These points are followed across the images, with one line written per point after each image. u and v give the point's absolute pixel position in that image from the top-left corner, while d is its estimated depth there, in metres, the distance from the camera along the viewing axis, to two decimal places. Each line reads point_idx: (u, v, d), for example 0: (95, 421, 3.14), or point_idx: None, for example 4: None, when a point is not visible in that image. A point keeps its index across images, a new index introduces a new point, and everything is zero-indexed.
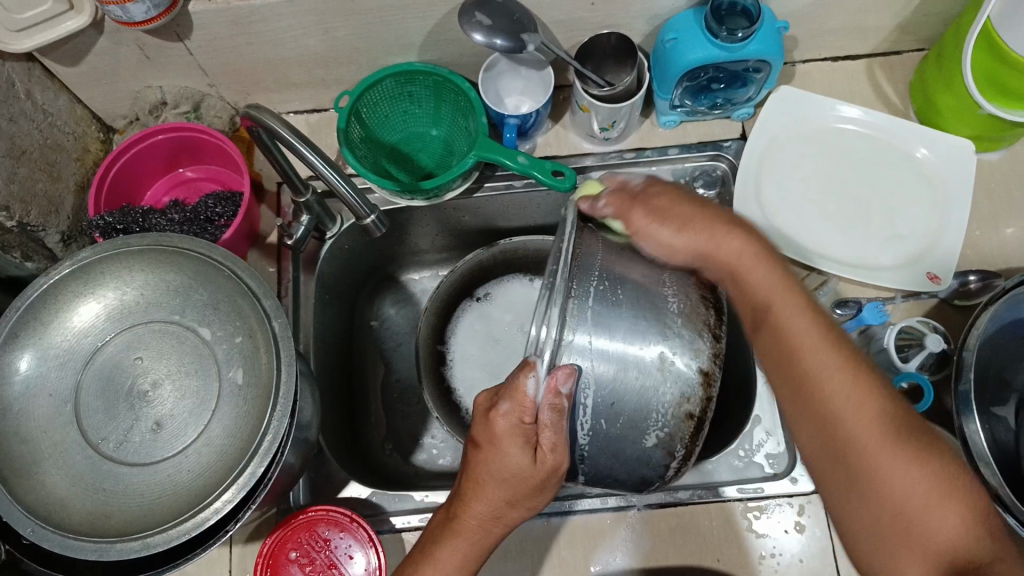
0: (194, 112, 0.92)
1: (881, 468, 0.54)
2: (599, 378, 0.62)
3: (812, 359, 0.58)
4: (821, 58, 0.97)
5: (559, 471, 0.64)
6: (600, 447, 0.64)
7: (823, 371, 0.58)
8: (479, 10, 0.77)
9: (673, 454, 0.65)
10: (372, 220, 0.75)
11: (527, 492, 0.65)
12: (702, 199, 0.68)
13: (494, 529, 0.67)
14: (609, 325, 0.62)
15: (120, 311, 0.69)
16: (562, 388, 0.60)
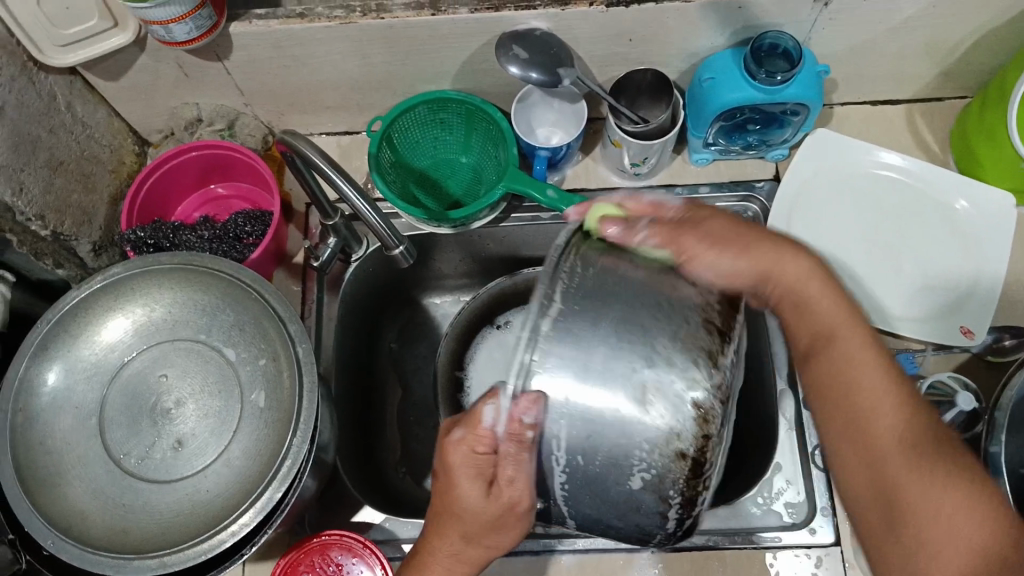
0: (228, 130, 0.94)
1: (924, 520, 0.54)
2: (577, 395, 0.51)
3: (885, 413, 0.57)
4: (859, 102, 0.95)
5: (518, 510, 0.59)
6: (578, 490, 0.55)
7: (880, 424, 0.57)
8: (516, 43, 0.78)
9: (668, 501, 0.54)
10: (400, 251, 0.75)
11: (488, 530, 0.62)
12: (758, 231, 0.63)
13: (460, 566, 0.63)
14: (588, 347, 0.52)
15: (147, 327, 0.70)
16: (527, 418, 0.51)
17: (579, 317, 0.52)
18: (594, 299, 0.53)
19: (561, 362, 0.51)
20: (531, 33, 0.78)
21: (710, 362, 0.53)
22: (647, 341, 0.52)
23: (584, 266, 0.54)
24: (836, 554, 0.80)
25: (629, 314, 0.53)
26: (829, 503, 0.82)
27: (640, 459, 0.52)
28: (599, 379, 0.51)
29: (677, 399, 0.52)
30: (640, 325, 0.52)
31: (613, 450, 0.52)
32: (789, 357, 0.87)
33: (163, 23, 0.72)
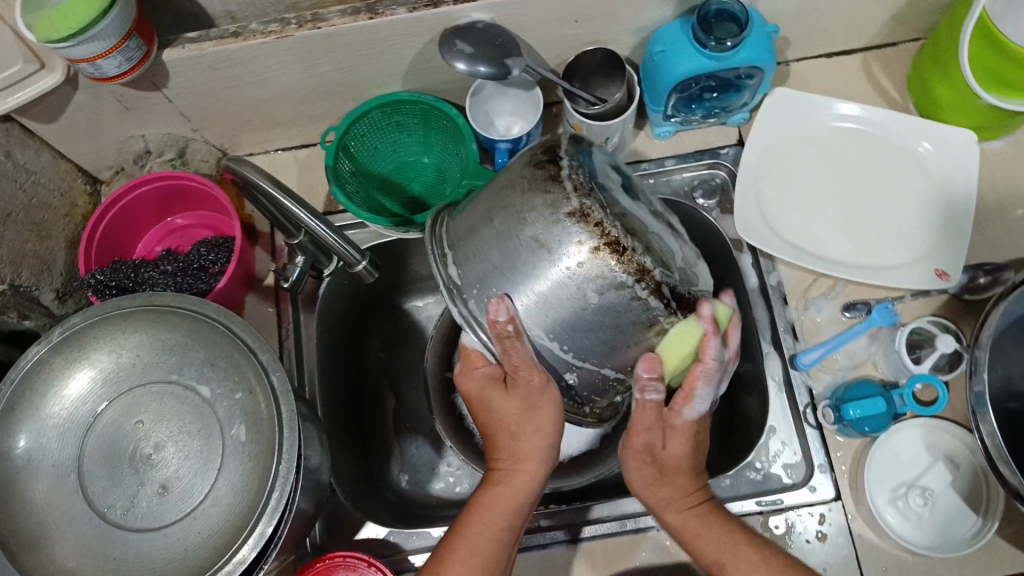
0: (179, 158, 0.91)
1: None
2: (507, 276, 0.56)
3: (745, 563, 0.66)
4: (815, 55, 0.95)
5: (545, 393, 0.62)
6: (577, 336, 0.56)
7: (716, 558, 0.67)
8: (459, 38, 0.76)
9: (626, 287, 0.53)
10: (363, 266, 0.74)
11: (528, 417, 0.65)
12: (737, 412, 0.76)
13: (527, 465, 0.68)
14: (483, 251, 0.57)
15: (116, 374, 0.68)
16: (505, 315, 0.55)
17: (477, 239, 0.58)
18: (493, 218, 0.57)
19: (488, 276, 0.57)
20: (473, 26, 0.76)
21: (567, 192, 0.53)
22: (507, 203, 0.57)
23: (467, 215, 0.60)
24: (837, 509, 0.81)
25: (499, 208, 0.57)
26: (826, 460, 0.82)
27: (580, 282, 0.53)
28: (507, 263, 0.56)
29: (548, 220, 0.53)
30: (505, 206, 0.56)
31: (559, 288, 0.54)
32: (772, 318, 0.87)
33: (90, 60, 0.70)
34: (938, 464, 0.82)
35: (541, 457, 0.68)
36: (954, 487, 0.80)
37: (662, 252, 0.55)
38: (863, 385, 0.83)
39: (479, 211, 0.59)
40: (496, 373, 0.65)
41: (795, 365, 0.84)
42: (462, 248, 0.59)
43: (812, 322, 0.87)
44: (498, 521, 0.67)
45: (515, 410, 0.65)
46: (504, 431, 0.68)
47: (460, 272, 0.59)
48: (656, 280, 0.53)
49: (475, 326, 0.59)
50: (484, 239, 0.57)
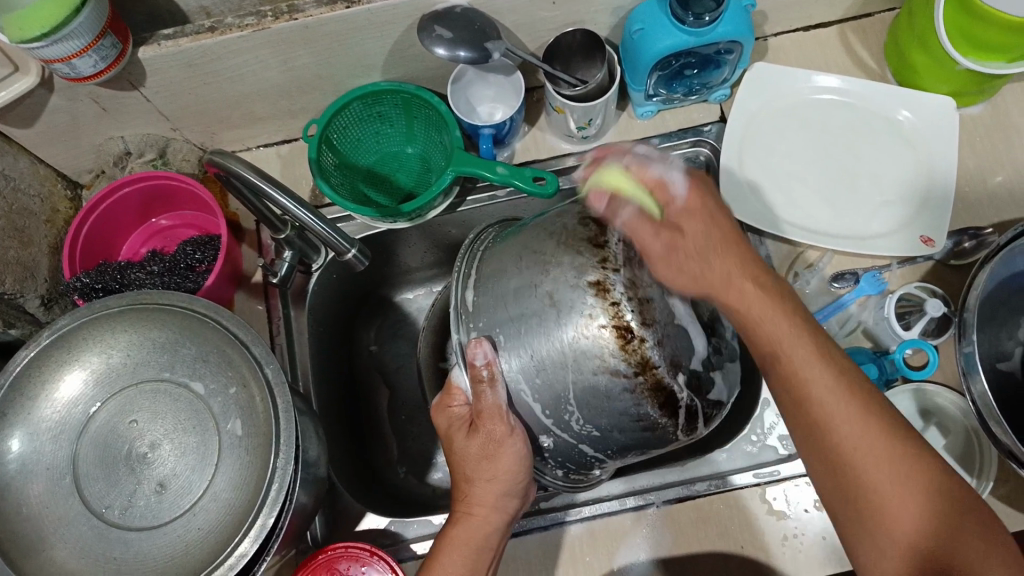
0: (160, 158, 0.90)
1: (856, 440, 0.56)
2: (507, 326, 0.60)
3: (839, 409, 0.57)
4: (792, 29, 0.95)
5: (508, 439, 0.62)
6: (556, 405, 0.59)
7: (805, 370, 0.58)
8: (438, 23, 0.76)
9: (621, 374, 0.56)
10: (353, 255, 0.74)
11: (483, 460, 0.64)
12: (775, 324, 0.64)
13: (482, 510, 0.66)
14: (501, 286, 0.62)
15: (107, 374, 0.67)
16: (482, 359, 0.59)
17: (500, 276, 0.62)
18: (520, 260, 0.62)
19: (491, 314, 0.61)
20: (451, 11, 0.76)
21: (595, 260, 0.58)
22: (539, 253, 0.61)
23: (507, 248, 0.64)
24: None
25: (530, 254, 0.61)
26: None
27: (579, 357, 0.56)
28: (512, 308, 0.60)
29: (570, 283, 0.57)
30: (534, 257, 0.61)
31: (556, 355, 0.57)
32: None
33: (64, 60, 0.69)
34: (930, 429, 0.83)
35: (497, 501, 0.66)
36: (947, 449, 0.81)
37: (675, 347, 0.58)
38: (854, 353, 0.83)
39: (513, 250, 0.63)
40: (468, 416, 0.65)
41: None
42: (488, 278, 0.63)
43: (801, 294, 0.88)
44: (462, 565, 0.64)
45: (480, 456, 0.64)
46: (467, 473, 0.66)
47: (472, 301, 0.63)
48: (655, 376, 0.56)
49: (460, 355, 0.62)
50: (503, 282, 0.62)
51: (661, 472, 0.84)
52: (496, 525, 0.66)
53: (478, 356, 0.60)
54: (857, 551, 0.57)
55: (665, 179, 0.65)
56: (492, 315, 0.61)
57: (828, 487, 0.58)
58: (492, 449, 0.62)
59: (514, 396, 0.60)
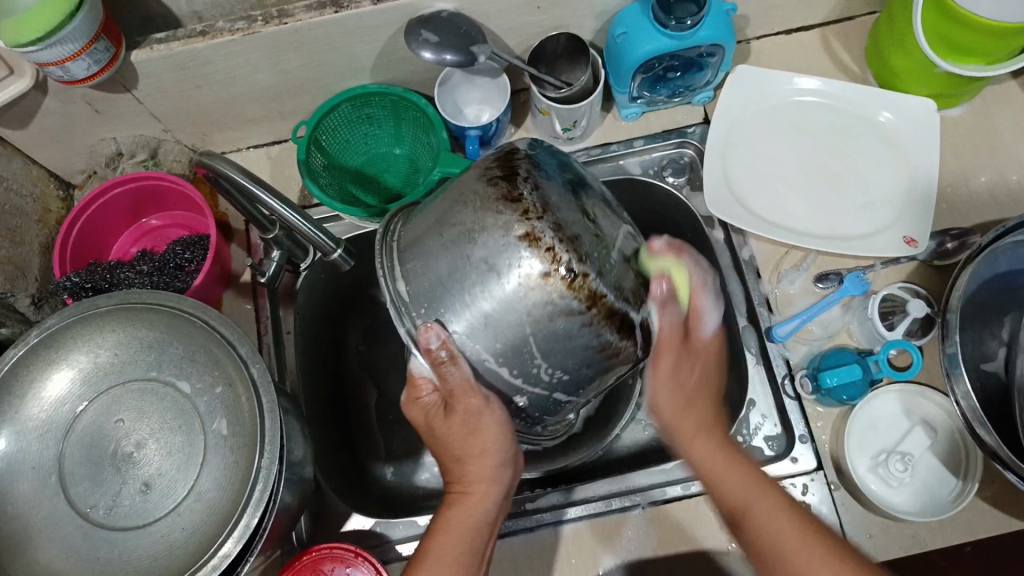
0: (151, 159, 0.92)
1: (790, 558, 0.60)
2: (450, 302, 0.56)
3: (768, 519, 0.62)
4: (775, 33, 0.97)
5: (483, 415, 0.61)
6: (517, 359, 0.57)
7: (734, 484, 0.65)
8: (424, 28, 0.77)
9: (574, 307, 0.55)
10: (338, 254, 0.74)
11: (467, 438, 0.64)
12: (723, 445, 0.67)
13: (480, 487, 0.66)
14: (431, 265, 0.58)
15: (94, 374, 0.68)
16: (436, 341, 0.56)
17: (426, 257, 0.58)
18: (439, 235, 0.58)
19: (431, 296, 0.57)
20: (438, 15, 0.77)
21: (516, 214, 0.55)
22: (454, 219, 0.58)
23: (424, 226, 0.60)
24: (819, 479, 0.82)
25: (448, 231, 0.58)
26: (806, 430, 0.83)
27: (529, 308, 0.55)
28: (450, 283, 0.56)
29: (499, 241, 0.55)
30: (455, 229, 0.57)
31: (506, 313, 0.55)
32: (746, 292, 0.89)
33: (57, 63, 0.71)
34: (916, 429, 0.83)
35: (492, 476, 0.66)
36: (932, 451, 0.81)
37: (618, 277, 0.57)
38: (838, 352, 0.84)
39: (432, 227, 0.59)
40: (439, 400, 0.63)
41: (771, 338, 0.85)
42: (412, 262, 0.59)
43: (785, 294, 0.88)
44: (461, 544, 0.64)
45: (458, 433, 0.63)
46: (454, 454, 0.66)
47: (407, 290, 0.59)
48: (608, 305, 0.56)
49: (410, 344, 0.58)
50: (430, 261, 0.58)
51: (646, 471, 0.84)
52: (492, 501, 0.66)
53: (433, 344, 0.56)
54: None
55: (703, 311, 0.65)
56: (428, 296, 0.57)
57: None
58: (468, 424, 0.62)
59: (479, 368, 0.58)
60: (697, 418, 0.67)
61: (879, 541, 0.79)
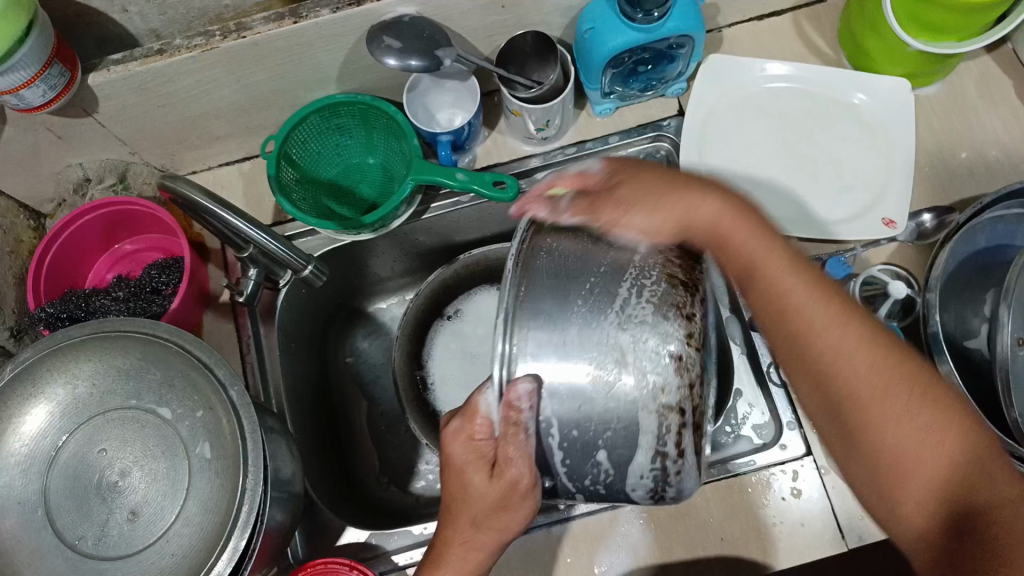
0: (120, 183, 0.91)
1: (846, 377, 0.56)
2: (556, 343, 0.52)
3: (826, 336, 0.57)
4: (745, 20, 0.95)
5: (521, 489, 0.57)
6: (576, 454, 0.53)
7: (801, 312, 0.57)
8: (386, 34, 0.76)
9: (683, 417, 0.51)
10: (310, 271, 0.77)
11: (494, 513, 0.60)
12: (789, 280, 0.59)
13: (475, 553, 0.62)
14: (564, 322, 0.52)
15: (74, 405, 0.67)
16: (521, 399, 0.51)
17: (548, 281, 0.54)
18: (562, 267, 0.54)
19: (534, 325, 0.52)
20: (400, 20, 0.76)
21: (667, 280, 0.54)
22: (584, 248, 0.56)
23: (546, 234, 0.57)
24: (809, 465, 0.80)
25: (575, 265, 0.54)
26: (795, 417, 0.83)
27: (617, 401, 0.51)
28: (559, 316, 0.52)
29: (653, 323, 0.52)
30: (586, 266, 0.54)
31: (607, 406, 0.51)
32: None
33: (12, 91, 0.69)
34: None
35: (495, 548, 0.62)
36: None
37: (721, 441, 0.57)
38: None
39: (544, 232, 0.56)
40: (489, 453, 0.58)
41: None
42: (529, 281, 0.54)
43: None
44: None
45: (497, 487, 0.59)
46: (464, 517, 0.61)
47: (518, 307, 0.53)
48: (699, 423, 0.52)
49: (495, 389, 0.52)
50: (542, 276, 0.54)
51: None
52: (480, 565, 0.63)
53: (519, 384, 0.51)
54: (856, 475, 0.58)
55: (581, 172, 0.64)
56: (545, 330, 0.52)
57: (829, 425, 0.58)
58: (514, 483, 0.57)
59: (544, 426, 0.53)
60: (760, 243, 0.60)
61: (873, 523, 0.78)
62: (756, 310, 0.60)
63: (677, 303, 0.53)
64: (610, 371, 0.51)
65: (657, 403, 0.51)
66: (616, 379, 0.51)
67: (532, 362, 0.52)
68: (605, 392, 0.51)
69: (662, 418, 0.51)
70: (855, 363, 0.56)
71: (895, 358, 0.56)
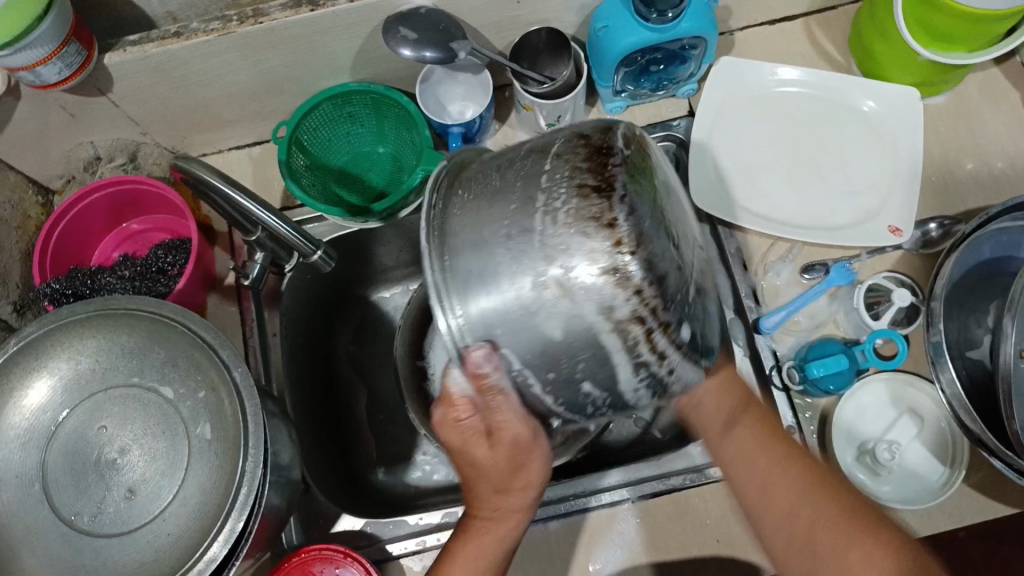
0: (130, 163, 0.92)
1: (754, 488, 0.62)
2: (495, 298, 0.48)
3: (777, 479, 0.61)
4: (757, 24, 0.96)
5: (531, 446, 0.57)
6: (559, 389, 0.51)
7: (728, 438, 0.63)
8: (402, 24, 0.76)
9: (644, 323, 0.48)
10: (318, 257, 0.76)
11: (513, 474, 0.61)
12: (758, 434, 0.63)
13: (515, 516, 0.65)
14: (491, 266, 0.48)
15: (76, 381, 0.67)
16: (487, 363, 0.49)
17: (469, 230, 0.49)
18: (476, 208, 0.50)
19: (468, 283, 0.48)
20: (415, 11, 0.76)
21: (582, 192, 0.47)
22: (488, 175, 0.52)
23: (459, 182, 0.53)
24: None
25: (490, 200, 0.50)
26: (796, 421, 0.81)
27: (576, 332, 0.48)
28: (490, 262, 0.48)
29: (568, 243, 0.47)
30: (502, 196, 0.50)
31: (566, 336, 0.48)
32: (733, 283, 0.87)
33: (30, 67, 0.69)
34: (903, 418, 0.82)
35: (526, 508, 0.65)
36: (921, 440, 0.80)
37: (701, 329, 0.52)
38: (825, 344, 0.83)
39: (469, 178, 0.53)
40: (481, 427, 0.57)
41: (759, 331, 0.84)
42: (448, 238, 0.50)
43: (772, 286, 0.87)
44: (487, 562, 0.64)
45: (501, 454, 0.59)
46: (484, 485, 0.63)
47: (449, 274, 0.49)
48: (665, 323, 0.49)
49: (456, 359, 0.50)
50: (457, 227, 0.50)
51: (636, 465, 0.82)
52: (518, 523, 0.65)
53: (473, 351, 0.49)
54: None
55: None
56: (488, 284, 0.48)
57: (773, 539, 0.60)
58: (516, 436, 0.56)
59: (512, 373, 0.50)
60: (731, 409, 0.62)
61: None
62: (712, 456, 0.65)
63: (596, 210, 0.47)
64: (550, 304, 0.47)
65: (612, 324, 0.47)
66: (562, 312, 0.47)
67: (472, 318, 0.48)
68: (557, 331, 0.48)
69: (624, 335, 0.48)
70: (765, 474, 0.61)
71: (821, 484, 0.61)
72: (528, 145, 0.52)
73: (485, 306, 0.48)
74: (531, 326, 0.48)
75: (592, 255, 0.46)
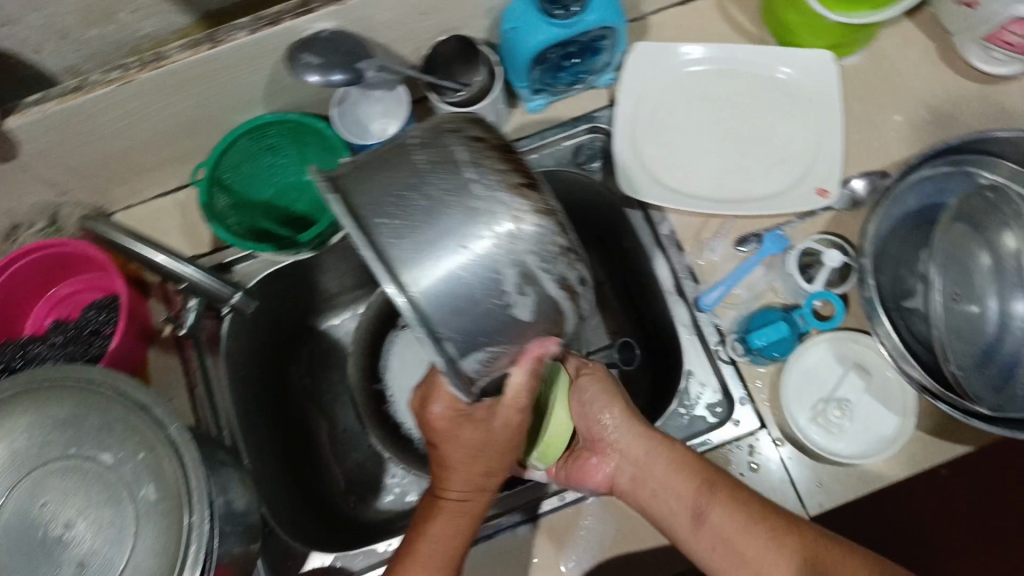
0: (52, 226, 0.90)
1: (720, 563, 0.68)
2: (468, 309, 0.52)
3: (743, 542, 0.67)
4: (668, 6, 0.96)
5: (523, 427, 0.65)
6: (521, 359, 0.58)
7: (682, 512, 0.71)
8: (304, 51, 0.74)
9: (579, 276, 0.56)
10: (239, 297, 0.84)
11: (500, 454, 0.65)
12: (725, 503, 0.69)
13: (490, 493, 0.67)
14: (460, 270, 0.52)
15: (9, 462, 0.65)
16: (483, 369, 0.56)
17: (408, 245, 0.51)
18: (411, 228, 0.51)
19: (432, 289, 0.51)
20: (318, 36, 0.75)
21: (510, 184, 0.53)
22: (395, 184, 0.53)
23: (359, 204, 0.52)
24: (764, 437, 0.81)
25: (421, 208, 0.52)
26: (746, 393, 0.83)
27: (539, 306, 0.55)
28: (445, 261, 0.51)
29: (521, 231, 0.52)
30: (435, 191, 0.52)
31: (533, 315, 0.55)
32: (671, 267, 0.87)
33: None
34: (850, 375, 0.83)
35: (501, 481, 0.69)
36: (870, 392, 0.82)
37: None
38: (766, 312, 0.85)
39: (366, 201, 0.53)
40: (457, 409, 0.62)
41: (699, 308, 0.86)
42: (394, 256, 0.51)
43: (710, 263, 0.88)
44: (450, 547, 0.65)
45: (495, 425, 0.63)
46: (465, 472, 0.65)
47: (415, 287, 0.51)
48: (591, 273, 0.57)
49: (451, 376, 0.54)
50: (399, 234, 0.51)
51: None
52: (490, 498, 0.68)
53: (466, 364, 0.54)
54: None
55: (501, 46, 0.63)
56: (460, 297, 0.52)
57: None
58: (511, 404, 0.62)
59: (488, 361, 0.56)
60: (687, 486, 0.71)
61: (830, 488, 0.79)
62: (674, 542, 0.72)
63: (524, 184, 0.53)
64: (512, 292, 0.53)
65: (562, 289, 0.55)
66: (528, 296, 0.54)
67: (439, 318, 0.52)
68: (524, 311, 0.54)
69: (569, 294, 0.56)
70: (724, 551, 0.67)
71: (784, 535, 0.65)
72: (423, 159, 0.54)
73: (458, 304, 0.52)
74: (491, 309, 0.53)
75: (531, 219, 0.52)
